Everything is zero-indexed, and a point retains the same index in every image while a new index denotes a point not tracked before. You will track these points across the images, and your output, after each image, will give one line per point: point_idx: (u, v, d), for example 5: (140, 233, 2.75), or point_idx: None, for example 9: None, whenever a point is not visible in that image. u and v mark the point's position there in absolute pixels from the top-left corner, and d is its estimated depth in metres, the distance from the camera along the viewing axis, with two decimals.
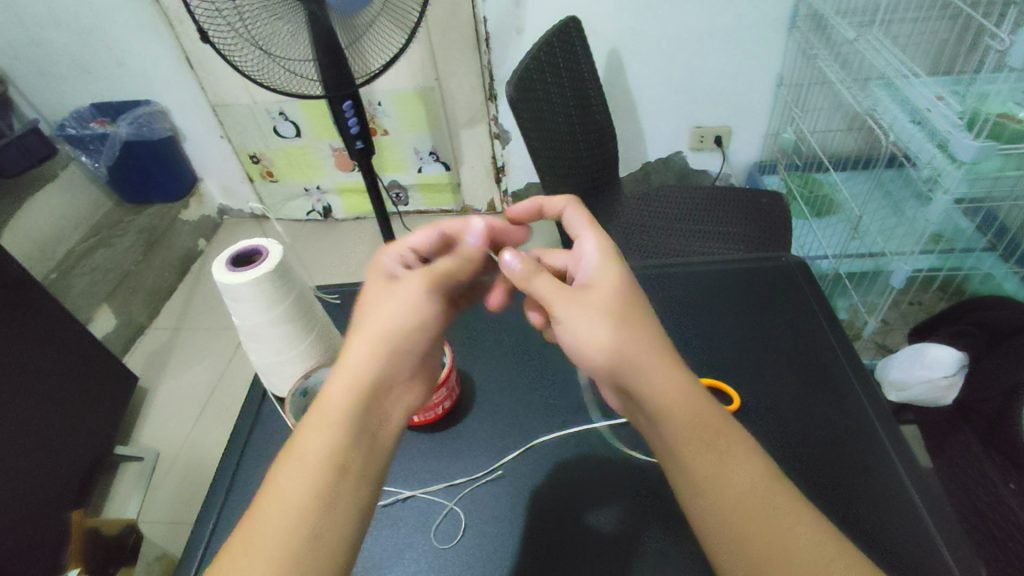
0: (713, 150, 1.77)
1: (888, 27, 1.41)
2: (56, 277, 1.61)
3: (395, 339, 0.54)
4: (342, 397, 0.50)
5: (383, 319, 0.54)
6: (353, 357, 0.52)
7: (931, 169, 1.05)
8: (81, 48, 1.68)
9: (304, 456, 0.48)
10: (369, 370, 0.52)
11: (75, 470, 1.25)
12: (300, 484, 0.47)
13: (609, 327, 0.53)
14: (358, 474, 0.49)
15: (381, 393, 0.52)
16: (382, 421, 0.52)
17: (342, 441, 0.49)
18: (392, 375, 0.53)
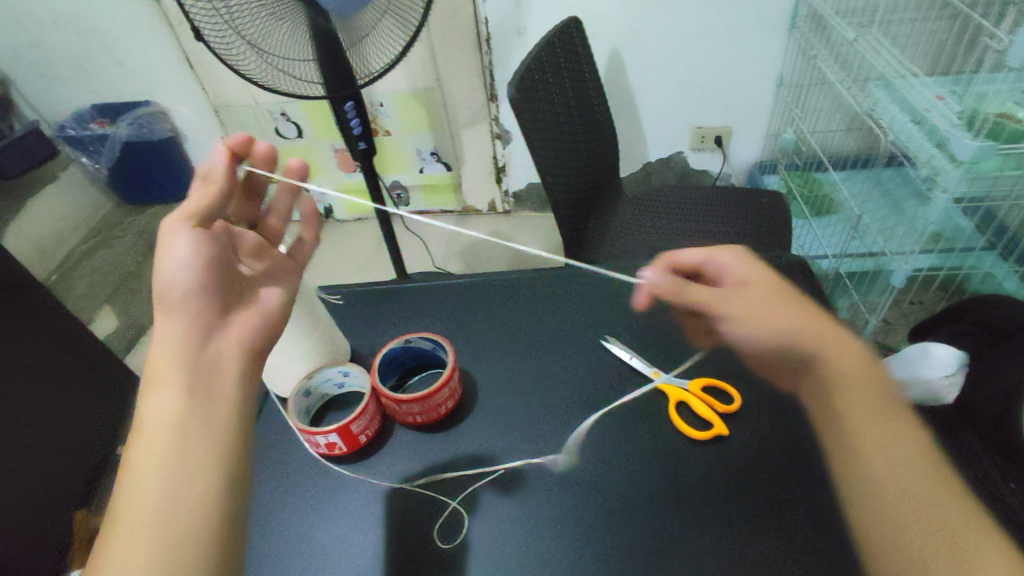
0: (714, 150, 1.77)
1: (887, 27, 1.41)
2: (57, 278, 1.66)
3: (191, 288, 0.54)
4: (166, 356, 0.50)
5: (174, 274, 0.54)
6: (166, 321, 0.52)
7: (930, 168, 1.05)
8: (81, 49, 1.68)
9: (142, 420, 0.47)
10: (174, 328, 0.52)
11: (79, 471, 1.25)
12: (150, 451, 0.46)
13: (774, 311, 0.57)
14: (201, 421, 0.48)
15: (203, 335, 0.53)
16: (215, 358, 0.52)
17: (181, 394, 0.48)
18: (204, 322, 0.54)
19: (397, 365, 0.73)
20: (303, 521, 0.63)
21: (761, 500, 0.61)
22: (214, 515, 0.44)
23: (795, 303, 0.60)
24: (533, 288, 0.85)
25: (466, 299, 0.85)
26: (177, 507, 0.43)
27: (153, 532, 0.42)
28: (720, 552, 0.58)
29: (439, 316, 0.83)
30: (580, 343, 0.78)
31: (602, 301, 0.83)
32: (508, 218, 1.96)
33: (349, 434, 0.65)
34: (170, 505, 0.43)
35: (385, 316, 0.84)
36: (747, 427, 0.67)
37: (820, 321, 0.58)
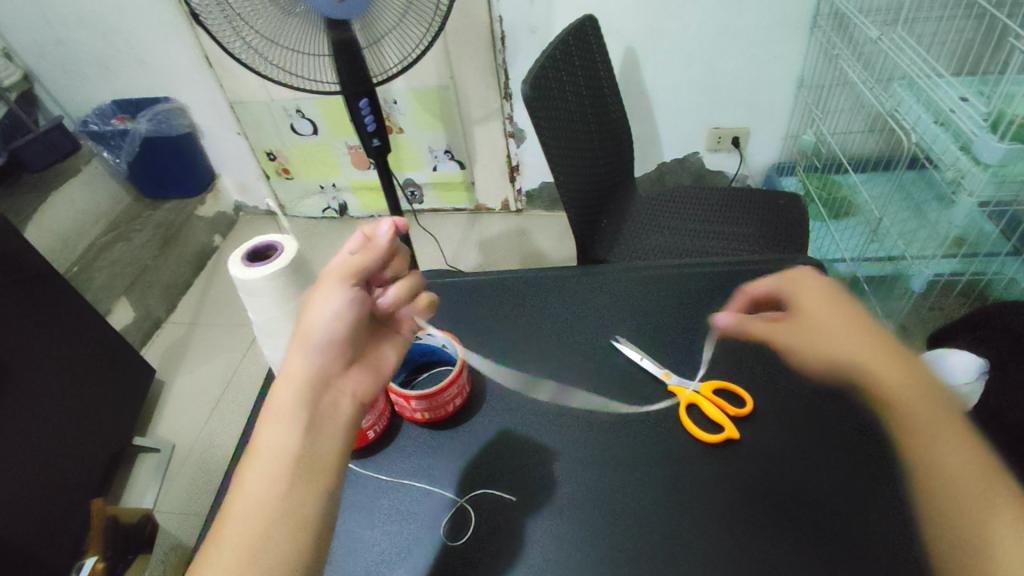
0: (730, 151, 1.75)
1: (912, 26, 1.38)
2: (77, 270, 1.65)
3: (327, 335, 0.57)
4: (289, 395, 0.53)
5: (318, 321, 0.56)
6: (297, 360, 0.55)
7: (954, 171, 1.04)
8: (104, 46, 1.71)
9: (257, 452, 0.51)
10: (306, 369, 0.55)
11: (96, 462, 1.27)
12: (261, 482, 0.49)
13: (839, 334, 0.60)
14: (307, 467, 0.51)
15: (326, 386, 0.56)
16: (330, 408, 0.55)
17: (298, 435, 0.52)
18: (333, 370, 0.57)
19: (406, 361, 0.74)
20: None
21: (777, 508, 0.60)
22: (300, 554, 0.48)
23: (855, 312, 0.61)
24: (544, 287, 0.85)
25: (475, 296, 0.85)
26: (275, 534, 0.47)
27: (245, 556, 0.46)
28: (729, 554, 0.57)
29: (448, 313, 0.83)
30: (589, 343, 0.77)
31: (616, 302, 0.82)
32: (521, 217, 1.95)
33: (358, 429, 0.66)
34: (265, 538, 0.47)
35: None
36: (759, 430, 0.67)
37: (888, 346, 0.58)
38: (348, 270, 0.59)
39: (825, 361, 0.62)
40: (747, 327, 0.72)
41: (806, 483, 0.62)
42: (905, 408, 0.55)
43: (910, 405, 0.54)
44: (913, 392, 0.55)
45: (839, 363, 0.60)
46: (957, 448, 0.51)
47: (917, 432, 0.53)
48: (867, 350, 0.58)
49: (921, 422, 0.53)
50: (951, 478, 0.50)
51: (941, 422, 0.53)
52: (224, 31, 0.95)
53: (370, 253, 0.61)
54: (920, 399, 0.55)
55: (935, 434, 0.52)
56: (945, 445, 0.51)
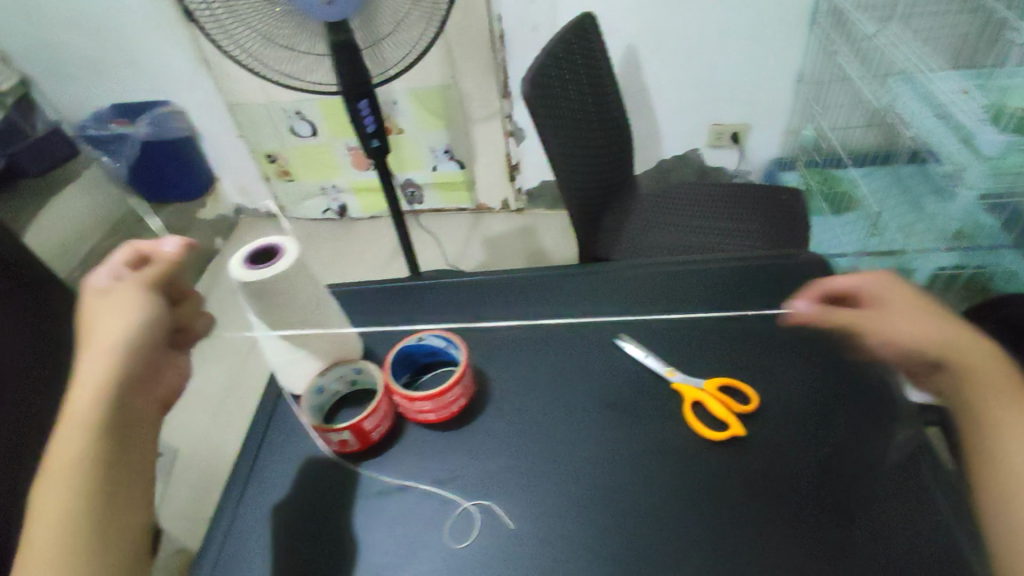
0: (731, 147, 1.75)
1: (908, 21, 1.39)
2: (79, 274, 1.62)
3: (129, 335, 0.53)
4: (87, 403, 0.49)
5: (112, 320, 0.53)
6: (91, 360, 0.51)
7: (953, 164, 1.03)
8: (102, 50, 1.71)
9: (50, 460, 0.47)
10: (105, 371, 0.51)
11: None
12: (57, 490, 0.47)
13: (907, 315, 0.54)
14: (111, 472, 0.49)
15: (128, 390, 0.52)
16: (129, 416, 0.52)
17: (93, 447, 0.49)
18: (134, 372, 0.53)
19: (409, 362, 0.74)
20: (316, 518, 0.63)
21: (787, 504, 0.60)
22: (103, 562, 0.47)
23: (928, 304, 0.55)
24: (548, 286, 0.85)
25: (480, 296, 0.85)
26: (79, 540, 0.46)
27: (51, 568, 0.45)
28: (735, 551, 0.57)
29: (453, 313, 0.83)
30: (593, 342, 0.77)
31: (620, 300, 0.82)
32: (522, 217, 1.95)
33: (362, 431, 0.66)
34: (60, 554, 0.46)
35: (398, 313, 0.84)
36: (765, 428, 0.66)
37: (952, 326, 0.52)
38: (144, 276, 0.58)
39: (893, 343, 0.54)
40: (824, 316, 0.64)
41: (813, 480, 0.61)
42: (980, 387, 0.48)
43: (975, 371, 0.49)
44: (983, 364, 0.49)
45: (919, 341, 0.52)
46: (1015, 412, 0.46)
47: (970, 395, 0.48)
48: (934, 326, 0.52)
49: (991, 393, 0.48)
50: (1000, 452, 0.45)
51: (993, 383, 0.48)
52: (222, 36, 0.95)
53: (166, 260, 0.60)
54: (986, 371, 0.49)
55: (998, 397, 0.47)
56: (1001, 418, 0.46)
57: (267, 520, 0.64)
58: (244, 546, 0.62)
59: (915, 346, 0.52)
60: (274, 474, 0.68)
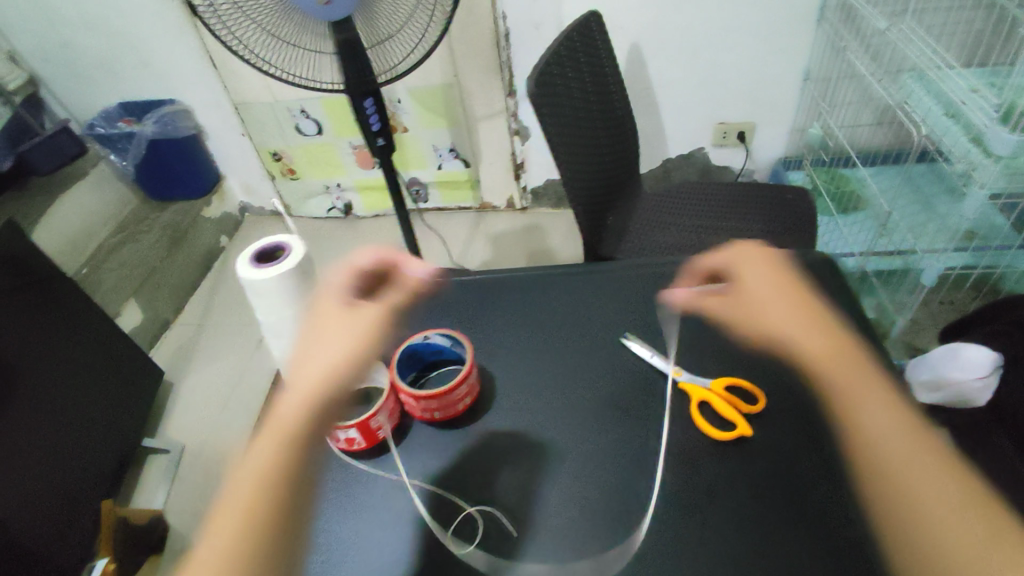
0: (737, 146, 1.74)
1: (920, 16, 1.36)
2: (86, 272, 1.64)
3: (349, 360, 0.56)
4: (292, 412, 0.53)
5: (345, 336, 0.57)
6: (317, 363, 0.55)
7: (966, 163, 1.02)
8: (109, 49, 1.71)
9: (247, 461, 0.51)
10: (321, 385, 0.54)
11: (107, 464, 1.28)
12: (251, 484, 0.51)
13: (775, 303, 0.59)
14: (297, 481, 0.52)
15: (326, 414, 0.55)
16: (322, 437, 0.55)
17: (286, 456, 0.52)
18: (342, 392, 0.56)
19: (414, 361, 0.73)
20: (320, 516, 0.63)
21: (791, 505, 0.59)
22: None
23: (797, 291, 0.61)
24: (553, 286, 0.84)
25: (484, 295, 0.84)
26: (264, 539, 0.49)
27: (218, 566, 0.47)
28: (738, 552, 0.57)
29: (456, 312, 0.83)
30: (599, 340, 0.77)
31: (622, 300, 0.82)
32: (526, 215, 1.95)
33: (368, 429, 0.66)
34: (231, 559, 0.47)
35: (401, 312, 0.84)
36: (771, 429, 0.66)
37: (804, 317, 0.58)
38: (385, 308, 0.61)
39: (757, 328, 0.61)
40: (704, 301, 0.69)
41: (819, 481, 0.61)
42: (848, 383, 0.54)
43: (839, 377, 0.54)
44: (826, 358, 0.55)
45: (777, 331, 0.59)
46: (884, 412, 0.52)
47: (847, 402, 0.53)
48: (798, 320, 0.58)
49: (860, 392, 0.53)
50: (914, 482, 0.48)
51: (865, 384, 0.54)
52: (235, 37, 0.96)
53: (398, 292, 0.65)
54: (844, 366, 0.55)
55: (857, 404, 0.53)
56: (871, 415, 0.52)
57: None
58: None
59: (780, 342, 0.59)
60: None
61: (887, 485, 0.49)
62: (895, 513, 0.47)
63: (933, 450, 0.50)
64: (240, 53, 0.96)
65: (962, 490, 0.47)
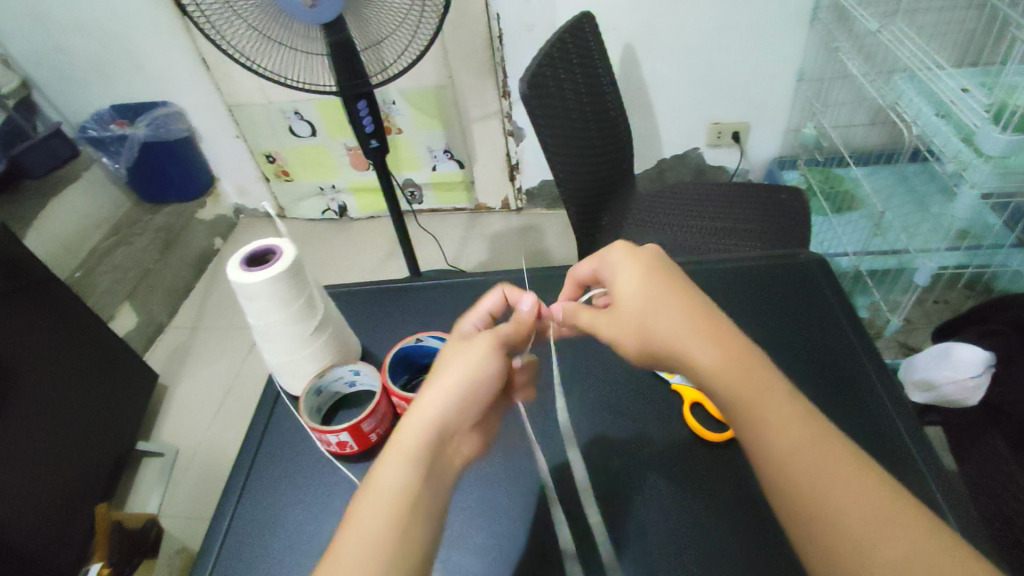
0: (731, 146, 1.74)
1: (912, 16, 1.36)
2: (80, 275, 1.63)
3: (467, 384, 0.52)
4: (420, 430, 0.48)
5: (467, 361, 0.53)
6: (438, 387, 0.51)
7: (956, 162, 1.02)
8: (102, 52, 1.71)
9: (372, 482, 0.45)
10: (443, 410, 0.50)
11: (101, 468, 1.28)
12: (380, 511, 0.44)
13: (662, 312, 0.53)
14: (428, 507, 0.46)
15: (449, 437, 0.50)
16: (448, 463, 0.49)
17: (419, 480, 0.46)
18: (459, 420, 0.51)
19: (407, 364, 0.73)
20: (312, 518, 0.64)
21: None
22: None
23: (681, 290, 0.54)
24: (546, 288, 0.84)
25: (476, 297, 0.84)
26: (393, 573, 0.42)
27: None
28: (730, 551, 0.57)
29: (449, 314, 0.82)
30: (592, 341, 0.77)
31: None
32: (521, 216, 1.95)
33: (360, 433, 0.66)
34: None
35: (394, 314, 0.84)
36: None
37: (684, 323, 0.52)
38: (498, 332, 0.57)
39: (645, 343, 0.55)
40: (580, 315, 0.63)
41: None
42: (743, 393, 0.48)
43: (729, 388, 0.49)
44: (723, 366, 0.49)
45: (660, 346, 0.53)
46: (781, 419, 0.47)
47: (742, 415, 0.48)
48: (684, 328, 0.52)
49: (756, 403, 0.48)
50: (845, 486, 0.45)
51: (759, 390, 0.48)
52: (233, 41, 0.96)
53: (519, 321, 0.61)
54: (732, 372, 0.49)
55: (753, 415, 0.47)
56: (768, 425, 0.47)
57: (265, 522, 0.64)
58: (243, 545, 0.63)
59: (663, 357, 0.54)
60: (273, 474, 0.69)
61: (795, 491, 0.45)
62: (805, 531, 0.44)
63: (836, 446, 0.46)
64: (237, 58, 0.96)
65: (871, 494, 0.43)
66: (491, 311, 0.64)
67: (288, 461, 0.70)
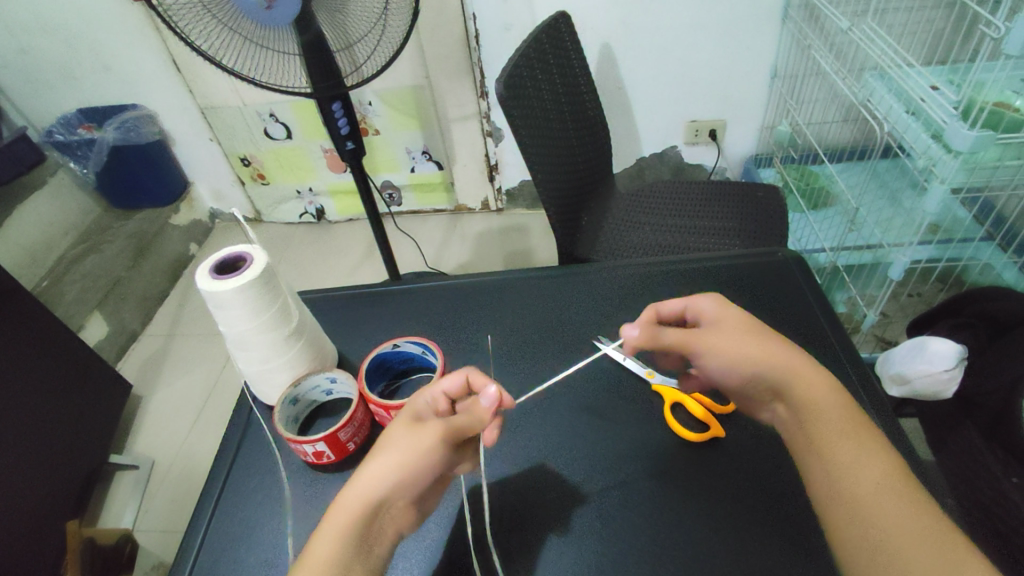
0: (709, 144, 1.75)
1: (882, 15, 1.39)
2: (48, 284, 1.58)
3: (404, 471, 0.50)
4: (352, 507, 0.48)
5: (409, 449, 0.50)
6: (370, 471, 0.49)
7: (926, 159, 1.03)
8: (68, 53, 1.66)
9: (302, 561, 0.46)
10: (376, 493, 0.49)
11: (72, 483, 1.24)
12: None
13: (752, 338, 0.57)
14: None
15: (377, 519, 0.49)
16: (377, 542, 0.49)
17: (346, 561, 0.46)
18: (390, 504, 0.50)
19: (384, 370, 0.72)
20: (291, 530, 0.63)
21: (763, 500, 0.60)
22: None
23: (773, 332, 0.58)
24: (525, 289, 0.84)
25: (455, 300, 0.83)
26: None
27: None
28: (713, 549, 0.57)
29: (427, 317, 0.81)
30: (571, 343, 0.76)
31: (599, 302, 0.81)
32: (502, 217, 1.94)
33: (337, 442, 0.64)
34: None
35: (371, 319, 0.82)
36: (741, 426, 0.66)
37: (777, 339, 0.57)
38: (451, 422, 0.53)
39: (742, 365, 0.56)
40: (660, 336, 0.61)
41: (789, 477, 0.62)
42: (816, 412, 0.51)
43: (818, 401, 0.52)
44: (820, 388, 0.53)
45: (766, 358, 0.55)
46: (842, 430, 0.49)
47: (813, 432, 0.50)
48: (785, 353, 0.55)
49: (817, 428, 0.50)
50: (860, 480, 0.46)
51: (827, 411, 0.51)
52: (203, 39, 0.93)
53: (478, 415, 0.55)
54: (814, 386, 0.53)
55: (819, 436, 0.50)
56: (833, 447, 0.48)
57: (242, 535, 0.63)
58: (219, 559, 0.61)
59: (761, 371, 0.55)
60: (249, 485, 0.67)
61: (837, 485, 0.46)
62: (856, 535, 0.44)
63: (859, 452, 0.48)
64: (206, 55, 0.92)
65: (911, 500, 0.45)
66: (447, 393, 0.58)
67: (264, 471, 0.68)
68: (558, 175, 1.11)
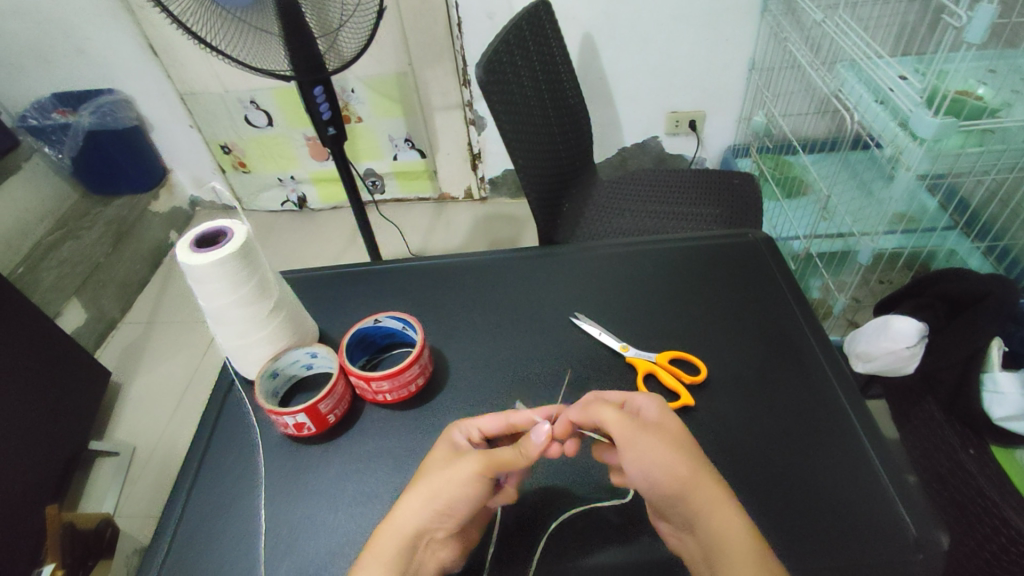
0: (689, 134, 1.79)
1: (855, 9, 1.42)
2: (23, 271, 1.54)
3: (436, 507, 0.53)
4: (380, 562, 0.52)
5: (438, 485, 0.54)
6: (403, 512, 0.54)
7: (894, 147, 1.07)
8: (42, 36, 1.63)
9: None
10: (412, 528, 0.53)
11: (49, 469, 1.23)
12: None
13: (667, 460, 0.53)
14: None
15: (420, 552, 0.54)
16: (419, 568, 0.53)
17: None
18: (426, 539, 0.54)
19: (366, 345, 0.73)
20: (268, 500, 0.64)
21: (729, 464, 0.63)
22: None
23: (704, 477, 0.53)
24: (505, 269, 0.85)
25: (436, 279, 0.85)
26: None
27: None
28: None
29: (408, 294, 0.83)
30: (548, 319, 0.78)
31: (579, 282, 0.83)
32: (486, 205, 1.95)
33: (317, 413, 0.66)
34: None
35: (352, 296, 0.83)
36: (713, 398, 0.69)
37: (705, 464, 0.55)
38: (492, 456, 0.54)
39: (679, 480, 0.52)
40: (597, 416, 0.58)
41: (753, 441, 0.65)
42: (713, 529, 0.51)
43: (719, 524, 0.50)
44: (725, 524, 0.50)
45: (681, 487, 0.52)
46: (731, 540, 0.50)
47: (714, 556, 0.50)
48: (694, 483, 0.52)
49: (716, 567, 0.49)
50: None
51: (732, 547, 0.49)
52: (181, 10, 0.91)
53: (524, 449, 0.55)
54: (720, 516, 0.51)
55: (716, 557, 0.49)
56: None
57: (220, 506, 0.64)
58: (199, 526, 0.63)
59: (672, 490, 0.53)
60: (228, 457, 0.68)
61: None
62: None
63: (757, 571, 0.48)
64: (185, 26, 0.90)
65: None
66: (482, 429, 0.60)
67: (244, 443, 0.69)
68: (538, 156, 1.12)
